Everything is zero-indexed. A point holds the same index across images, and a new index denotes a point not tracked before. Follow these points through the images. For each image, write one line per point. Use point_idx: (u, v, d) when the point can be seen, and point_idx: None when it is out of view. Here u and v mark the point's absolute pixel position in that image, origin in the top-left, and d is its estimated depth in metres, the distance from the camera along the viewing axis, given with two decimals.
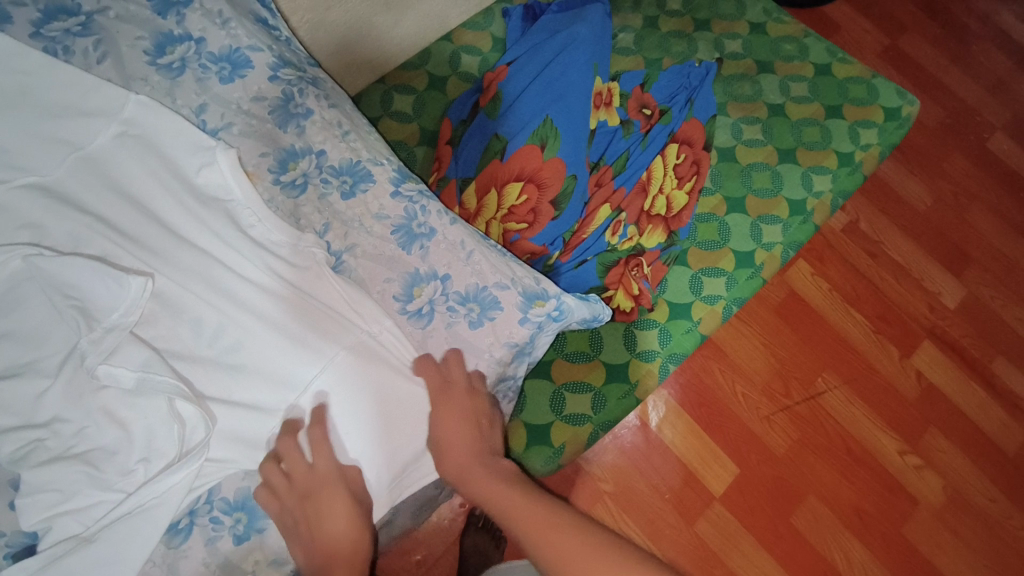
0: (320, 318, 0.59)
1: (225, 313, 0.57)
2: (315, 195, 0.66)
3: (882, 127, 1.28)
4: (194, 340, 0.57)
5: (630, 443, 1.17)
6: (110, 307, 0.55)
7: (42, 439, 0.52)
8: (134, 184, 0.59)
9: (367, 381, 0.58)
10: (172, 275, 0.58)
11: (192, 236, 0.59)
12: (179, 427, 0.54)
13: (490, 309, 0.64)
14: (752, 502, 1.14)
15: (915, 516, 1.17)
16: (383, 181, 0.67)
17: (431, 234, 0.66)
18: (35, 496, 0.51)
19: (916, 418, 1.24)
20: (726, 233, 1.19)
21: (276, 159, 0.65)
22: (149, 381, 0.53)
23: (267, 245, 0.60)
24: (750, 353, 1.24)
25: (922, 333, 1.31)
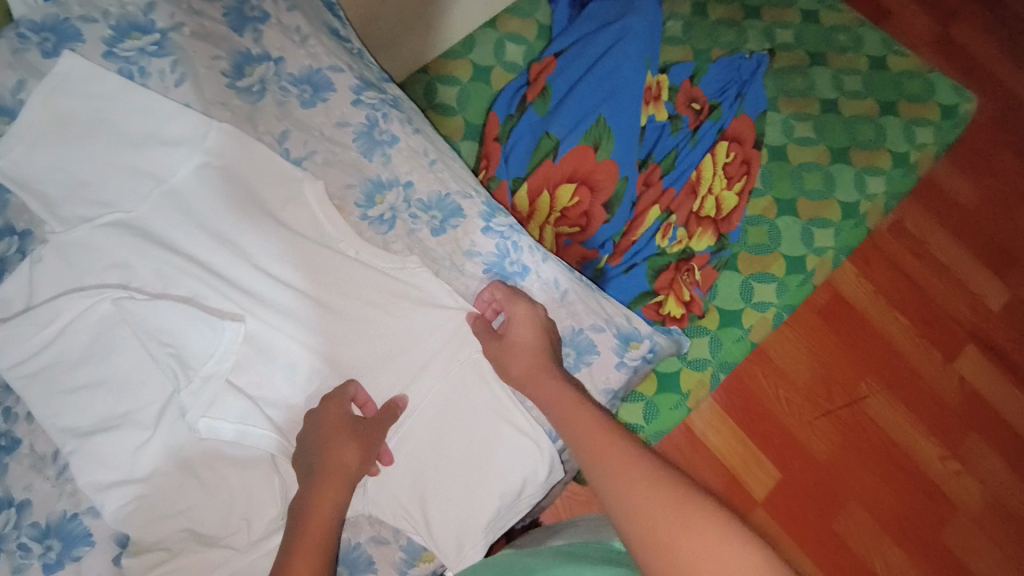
0: (410, 339, 0.72)
1: (312, 356, 0.70)
2: (403, 229, 0.75)
3: (938, 126, 1.25)
4: (287, 387, 0.69)
5: (673, 446, 1.16)
6: (205, 355, 0.67)
7: (144, 495, 0.64)
8: (238, 231, 0.69)
9: (451, 410, 0.72)
10: (260, 320, 0.69)
11: (280, 283, 0.70)
12: (278, 480, 0.67)
13: (587, 354, 0.74)
14: (793, 506, 1.15)
15: (954, 521, 1.18)
16: (472, 215, 0.76)
17: (524, 272, 0.75)
18: (141, 556, 0.63)
19: (956, 422, 1.24)
20: (776, 238, 1.16)
21: (363, 192, 0.75)
22: (248, 433, 0.67)
23: (359, 284, 0.72)
24: (795, 357, 1.23)
25: (965, 336, 1.29)
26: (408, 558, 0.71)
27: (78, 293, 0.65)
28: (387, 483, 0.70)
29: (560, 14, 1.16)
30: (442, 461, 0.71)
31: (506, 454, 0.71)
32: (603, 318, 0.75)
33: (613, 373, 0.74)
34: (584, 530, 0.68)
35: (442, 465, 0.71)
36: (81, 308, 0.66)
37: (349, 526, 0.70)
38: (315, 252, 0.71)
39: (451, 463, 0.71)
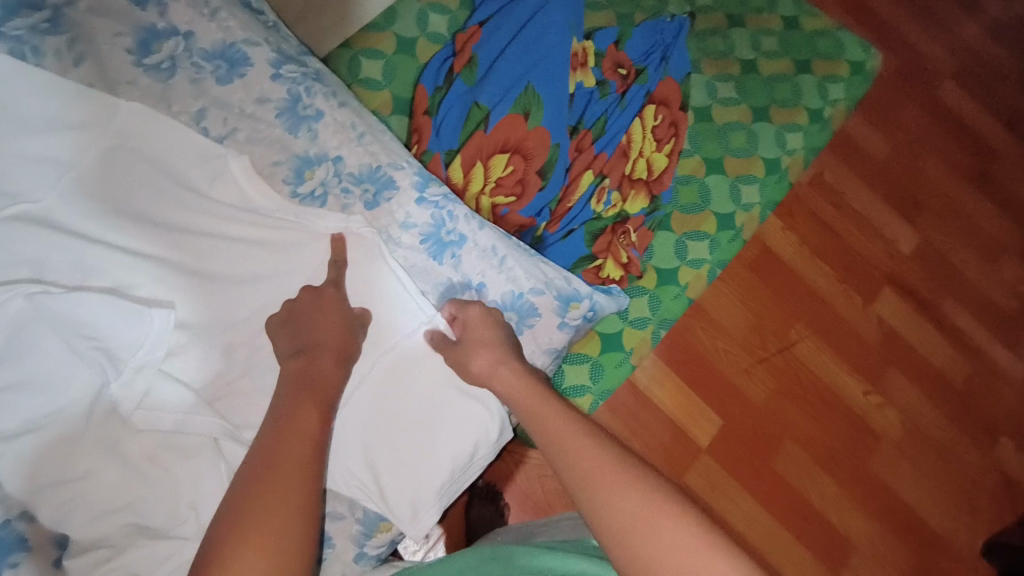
0: (370, 309, 0.74)
1: (247, 331, 0.70)
2: (335, 203, 0.76)
3: (848, 81, 1.31)
4: (224, 367, 0.70)
5: (622, 403, 1.20)
6: (134, 344, 0.65)
7: (83, 494, 0.62)
8: (172, 216, 0.70)
9: (398, 376, 0.73)
10: (187, 301, 0.69)
11: (206, 264, 0.70)
12: (224, 463, 0.67)
13: (528, 318, 0.78)
14: (737, 451, 1.22)
15: (878, 449, 1.28)
16: (405, 187, 0.77)
17: (461, 241, 0.77)
18: (86, 554, 0.61)
19: (876, 359, 1.33)
20: (706, 196, 1.20)
21: (292, 168, 0.75)
22: (190, 420, 0.66)
23: (287, 254, 0.73)
24: (730, 309, 1.28)
25: (881, 279, 1.38)
26: (366, 531, 0.74)
27: None
28: (339, 452, 0.71)
29: None
30: (393, 432, 0.73)
31: (462, 416, 0.74)
32: (543, 282, 0.78)
33: (555, 333, 0.79)
34: (563, 529, 0.77)
35: (393, 436, 0.73)
36: None
37: None
38: (252, 231, 0.72)
39: (403, 433, 0.73)
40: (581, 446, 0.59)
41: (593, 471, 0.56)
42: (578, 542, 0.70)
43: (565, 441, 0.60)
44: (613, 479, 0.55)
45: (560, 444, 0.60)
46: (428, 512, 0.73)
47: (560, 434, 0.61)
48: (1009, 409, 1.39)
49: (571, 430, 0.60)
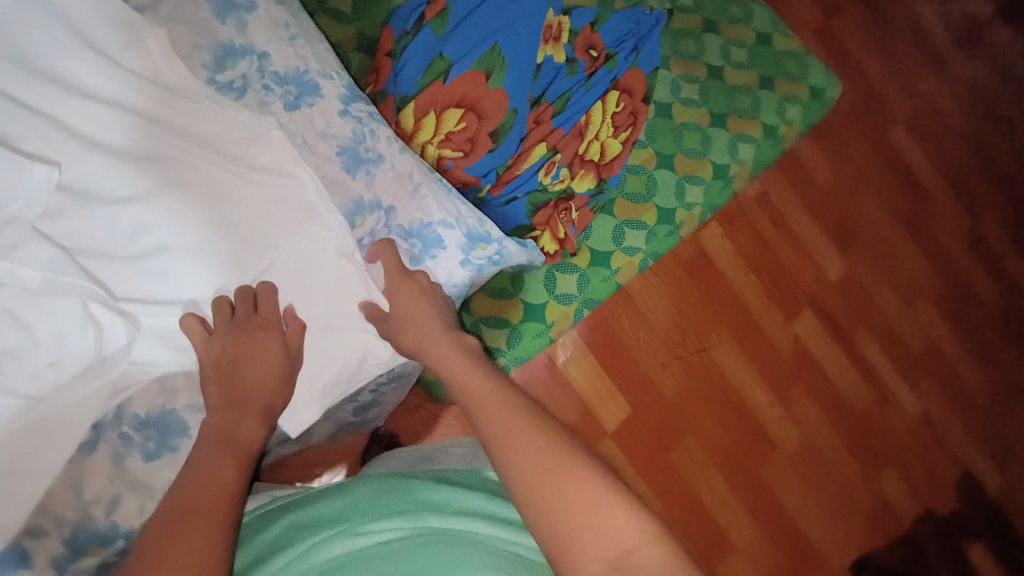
0: (276, 214, 0.66)
1: (135, 206, 0.60)
2: (255, 101, 0.68)
3: (806, 105, 1.36)
4: (108, 241, 0.60)
5: (536, 376, 1.19)
6: (8, 195, 0.58)
7: None
8: (69, 74, 0.62)
9: (296, 277, 0.66)
10: (77, 165, 0.60)
11: (95, 130, 0.62)
12: (95, 330, 0.59)
13: (432, 249, 0.69)
14: (639, 440, 1.24)
15: (771, 457, 1.34)
16: (330, 96, 0.70)
17: (379, 161, 0.69)
18: None
19: (786, 375, 1.39)
20: (651, 188, 1.22)
21: (212, 55, 0.68)
22: (58, 280, 0.58)
23: (192, 133, 0.65)
24: (656, 302, 1.30)
25: (805, 300, 1.44)
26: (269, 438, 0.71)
27: None
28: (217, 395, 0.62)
29: None
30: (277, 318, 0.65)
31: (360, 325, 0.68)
32: (454, 216, 0.67)
33: (456, 270, 0.69)
34: (455, 458, 0.79)
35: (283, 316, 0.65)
36: None
37: (161, 390, 0.63)
38: (159, 106, 0.64)
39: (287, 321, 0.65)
40: (506, 415, 0.59)
41: (514, 438, 0.57)
42: (470, 474, 0.72)
43: (492, 410, 0.60)
44: (533, 444, 0.56)
45: (488, 409, 0.60)
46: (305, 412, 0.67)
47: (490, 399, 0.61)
48: (899, 440, 1.47)
49: (490, 397, 0.62)
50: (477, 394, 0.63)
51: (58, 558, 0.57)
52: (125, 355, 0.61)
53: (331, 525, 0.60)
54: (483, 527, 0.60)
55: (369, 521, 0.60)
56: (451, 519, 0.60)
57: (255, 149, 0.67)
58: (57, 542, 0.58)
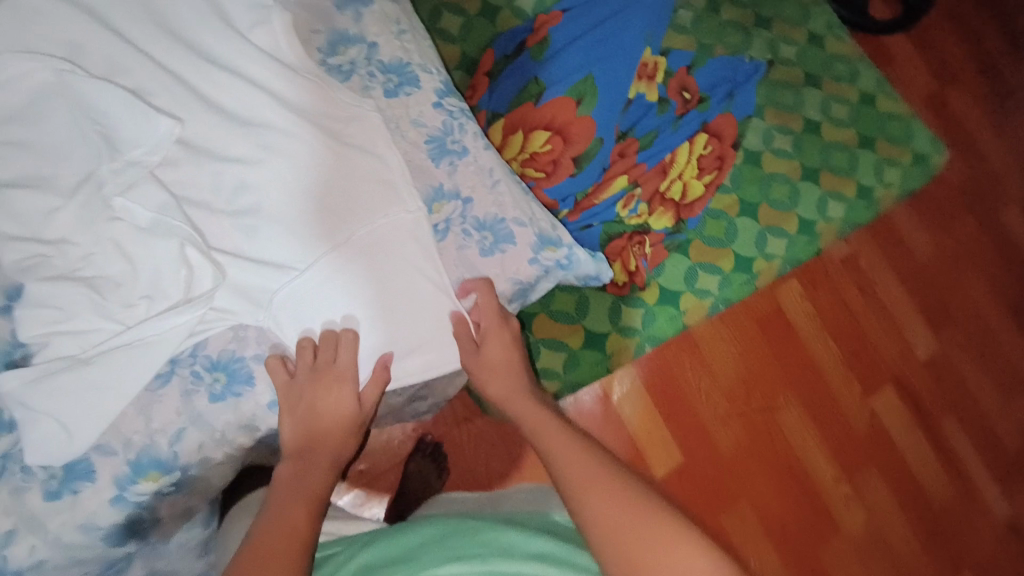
0: (357, 192, 0.63)
1: (240, 169, 0.61)
2: (358, 85, 0.67)
3: (907, 169, 1.30)
4: (213, 193, 0.62)
5: (589, 410, 1.15)
6: (134, 142, 0.60)
7: (48, 256, 0.57)
8: (193, 33, 0.63)
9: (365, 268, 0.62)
10: (198, 123, 0.62)
11: (214, 94, 0.62)
12: (186, 271, 0.59)
13: (503, 242, 0.66)
14: (691, 496, 1.18)
15: (832, 538, 1.23)
16: (427, 89, 0.70)
17: (462, 154, 0.68)
18: (38, 310, 0.57)
19: (857, 451, 1.29)
20: (731, 234, 1.19)
21: (328, 41, 0.68)
22: (163, 222, 0.59)
23: (300, 106, 0.63)
24: (722, 353, 1.24)
25: (887, 376, 1.34)
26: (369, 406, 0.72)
27: (27, 56, 0.58)
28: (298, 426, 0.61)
29: None
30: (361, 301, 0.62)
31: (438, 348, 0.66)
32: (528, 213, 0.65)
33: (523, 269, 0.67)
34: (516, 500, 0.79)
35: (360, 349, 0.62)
36: (21, 73, 0.58)
37: (235, 336, 0.62)
38: (271, 77, 0.63)
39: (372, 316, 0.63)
40: (582, 458, 0.59)
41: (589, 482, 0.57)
42: (537, 520, 0.69)
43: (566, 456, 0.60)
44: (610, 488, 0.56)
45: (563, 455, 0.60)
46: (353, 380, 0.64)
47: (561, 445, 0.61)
48: (982, 544, 1.33)
49: (559, 441, 0.62)
50: (549, 437, 0.62)
51: (121, 476, 0.58)
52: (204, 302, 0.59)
53: (402, 568, 0.58)
54: (557, 573, 0.57)
55: (436, 564, 0.57)
56: (522, 563, 0.57)
57: (351, 128, 0.65)
58: (122, 461, 0.58)
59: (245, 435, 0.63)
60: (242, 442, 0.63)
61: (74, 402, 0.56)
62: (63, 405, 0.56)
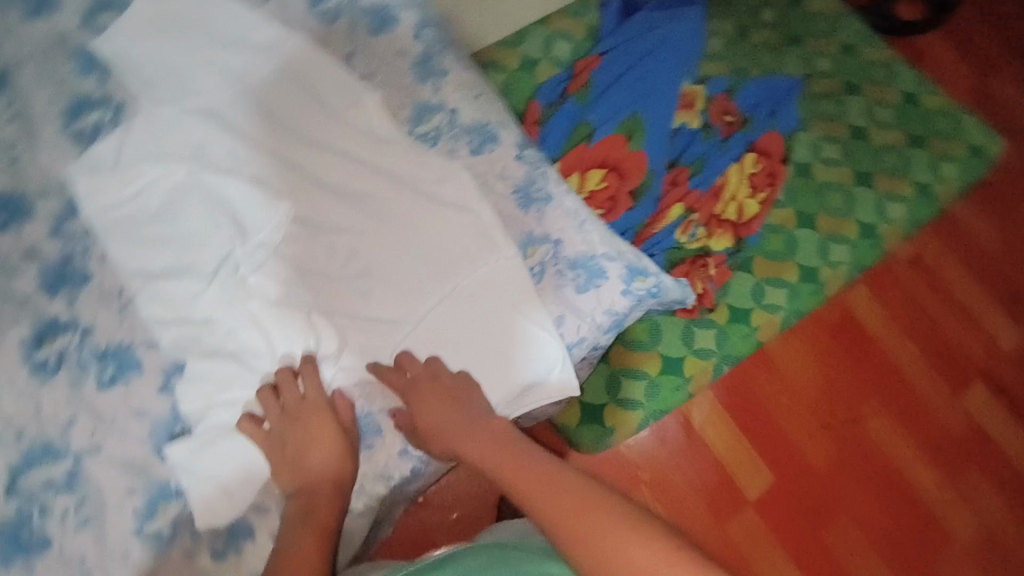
0: (459, 240, 0.57)
1: (358, 236, 0.56)
2: (444, 150, 0.60)
3: (964, 162, 1.29)
4: (327, 263, 0.56)
5: (672, 435, 1.13)
6: (260, 225, 0.55)
7: (199, 334, 0.52)
8: (270, 97, 0.58)
9: (470, 318, 0.56)
10: (307, 197, 0.56)
11: (305, 163, 0.57)
12: (315, 340, 0.53)
13: (593, 279, 0.59)
14: (784, 514, 1.14)
15: (944, 549, 1.15)
16: (507, 144, 0.61)
17: (549, 200, 0.60)
18: (194, 384, 0.51)
19: (957, 455, 1.20)
20: (792, 247, 1.18)
21: (413, 111, 0.61)
22: (293, 295, 0.54)
23: (404, 174, 0.58)
24: (799, 366, 1.22)
25: (974, 373, 1.25)
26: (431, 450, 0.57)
27: (162, 158, 0.55)
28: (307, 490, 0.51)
29: (608, 19, 1.19)
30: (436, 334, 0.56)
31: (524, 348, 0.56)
32: (616, 248, 0.60)
33: (615, 303, 0.58)
34: None
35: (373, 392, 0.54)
36: (161, 174, 0.55)
37: (360, 392, 0.54)
38: (371, 149, 0.58)
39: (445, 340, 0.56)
40: (566, 497, 0.42)
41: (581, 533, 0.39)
42: None
43: (543, 499, 0.42)
44: (613, 537, 0.38)
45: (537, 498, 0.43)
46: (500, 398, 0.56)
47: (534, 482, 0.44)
48: None
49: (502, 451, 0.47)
50: (492, 452, 0.48)
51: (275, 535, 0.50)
52: (338, 359, 0.54)
53: None
54: None
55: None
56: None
57: (446, 187, 0.59)
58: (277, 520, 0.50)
59: (382, 486, 0.54)
60: (381, 494, 0.54)
61: (227, 464, 0.50)
62: (222, 470, 0.49)
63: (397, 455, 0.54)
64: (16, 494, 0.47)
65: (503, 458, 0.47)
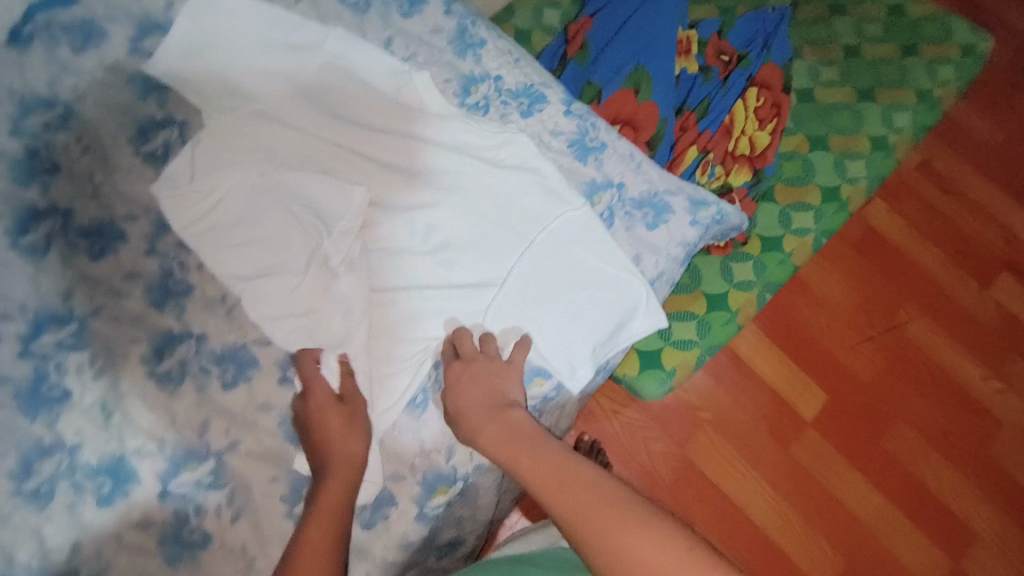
0: (521, 201, 0.59)
1: (432, 210, 0.58)
2: (496, 116, 0.63)
3: (959, 62, 1.27)
4: (409, 241, 0.58)
5: (724, 367, 1.09)
6: (340, 213, 0.57)
7: (305, 325, 0.55)
8: (324, 93, 0.60)
9: (548, 275, 0.58)
10: (378, 183, 0.59)
11: (364, 148, 0.59)
12: (417, 315, 0.56)
13: (660, 216, 0.62)
14: (841, 430, 1.07)
15: (999, 436, 1.08)
16: (555, 101, 0.63)
17: (603, 148, 0.63)
18: (308, 376, 0.54)
19: (998, 345, 1.13)
20: (810, 170, 1.19)
21: (459, 84, 0.63)
22: (385, 270, 0.57)
23: (460, 145, 0.60)
24: (834, 284, 1.16)
25: (1001, 265, 1.19)
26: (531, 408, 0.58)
27: (234, 166, 0.57)
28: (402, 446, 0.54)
29: None
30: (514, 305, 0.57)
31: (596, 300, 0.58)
32: (675, 183, 0.63)
33: (685, 235, 0.62)
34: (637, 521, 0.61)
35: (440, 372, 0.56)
36: (237, 182, 0.57)
37: None
38: (425, 126, 0.60)
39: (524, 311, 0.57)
40: (575, 485, 0.43)
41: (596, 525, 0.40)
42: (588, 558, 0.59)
43: (561, 496, 0.43)
44: (626, 529, 0.39)
45: (555, 493, 0.43)
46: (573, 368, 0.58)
47: (551, 474, 0.44)
48: None
49: (511, 437, 0.49)
50: (507, 436, 0.49)
51: (417, 497, 0.53)
52: (431, 334, 0.56)
53: None
54: None
55: None
56: None
57: (505, 152, 0.60)
58: (414, 483, 0.54)
59: None
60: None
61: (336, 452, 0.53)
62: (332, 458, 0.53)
63: None
64: (170, 498, 0.50)
65: (521, 453, 0.47)
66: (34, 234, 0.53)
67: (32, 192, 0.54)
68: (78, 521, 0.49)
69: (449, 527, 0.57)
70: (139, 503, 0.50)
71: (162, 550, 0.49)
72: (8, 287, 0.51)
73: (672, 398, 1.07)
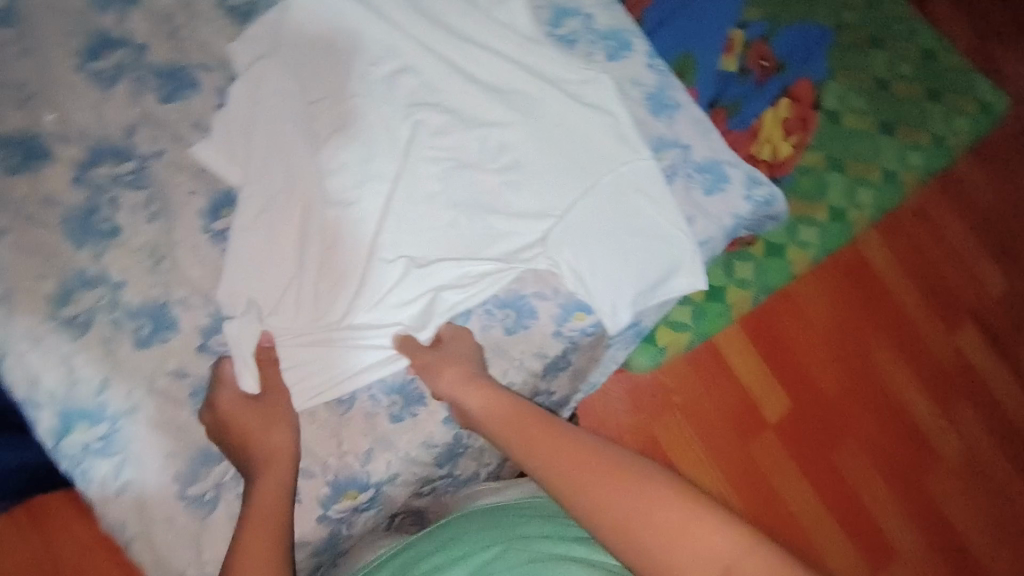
0: (590, 138, 0.59)
1: (510, 130, 0.58)
2: (582, 52, 0.64)
3: (974, 118, 1.20)
4: (479, 155, 0.58)
5: (707, 359, 1.04)
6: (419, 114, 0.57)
7: (355, 207, 0.54)
8: None
9: (600, 219, 0.58)
10: (452, 92, 0.58)
11: (442, 50, 0.59)
12: (484, 227, 0.57)
13: (720, 183, 0.64)
14: (796, 434, 1.04)
15: (932, 468, 1.07)
16: (639, 52, 0.65)
17: (677, 108, 0.65)
18: (354, 261, 0.54)
19: (946, 386, 1.12)
20: (823, 189, 1.12)
21: (550, 14, 0.64)
22: (454, 175, 0.57)
23: (543, 74, 0.60)
24: (818, 298, 1.11)
25: (965, 313, 1.17)
26: (553, 364, 0.60)
27: (323, 46, 0.57)
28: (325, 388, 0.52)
29: None
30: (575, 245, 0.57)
31: (647, 254, 0.58)
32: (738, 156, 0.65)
33: (739, 207, 0.63)
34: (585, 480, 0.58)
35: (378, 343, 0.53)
36: (320, 61, 0.57)
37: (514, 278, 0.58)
38: (515, 47, 0.60)
39: (583, 249, 0.58)
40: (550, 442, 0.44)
41: (612, 506, 0.38)
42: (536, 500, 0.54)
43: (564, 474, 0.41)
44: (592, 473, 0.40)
45: (558, 470, 0.41)
46: (617, 317, 0.58)
47: (524, 437, 0.45)
48: None
49: (492, 398, 0.49)
50: (491, 401, 0.48)
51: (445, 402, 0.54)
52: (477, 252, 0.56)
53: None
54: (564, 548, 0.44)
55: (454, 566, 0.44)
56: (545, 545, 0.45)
57: (587, 89, 0.61)
58: None
59: (538, 363, 0.58)
60: (536, 372, 0.59)
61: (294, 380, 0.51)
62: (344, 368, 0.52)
63: (550, 336, 0.58)
64: (207, 352, 0.50)
65: (506, 413, 0.47)
66: (108, 63, 0.53)
67: (111, 21, 0.54)
68: (111, 356, 0.48)
69: (471, 459, 0.59)
70: (174, 352, 0.49)
71: (190, 403, 0.49)
72: (77, 112, 0.52)
73: (652, 380, 1.01)
